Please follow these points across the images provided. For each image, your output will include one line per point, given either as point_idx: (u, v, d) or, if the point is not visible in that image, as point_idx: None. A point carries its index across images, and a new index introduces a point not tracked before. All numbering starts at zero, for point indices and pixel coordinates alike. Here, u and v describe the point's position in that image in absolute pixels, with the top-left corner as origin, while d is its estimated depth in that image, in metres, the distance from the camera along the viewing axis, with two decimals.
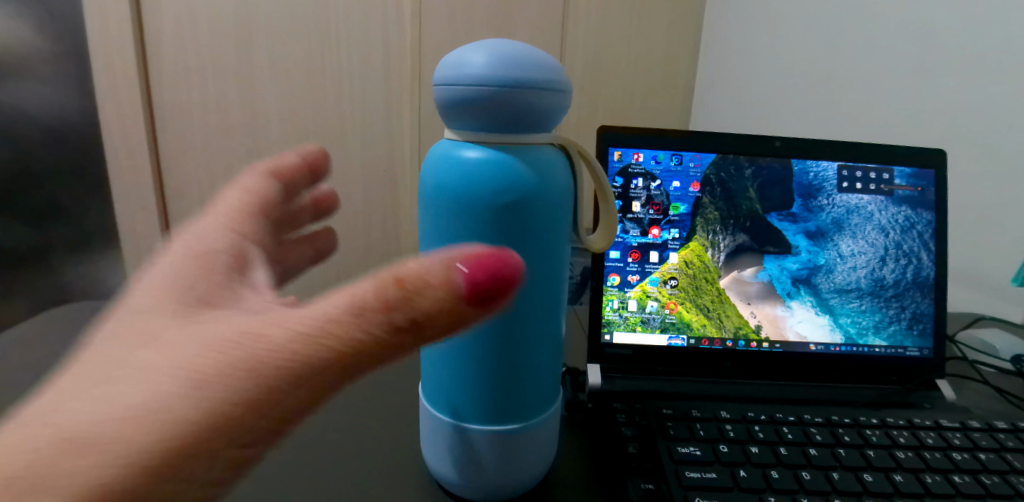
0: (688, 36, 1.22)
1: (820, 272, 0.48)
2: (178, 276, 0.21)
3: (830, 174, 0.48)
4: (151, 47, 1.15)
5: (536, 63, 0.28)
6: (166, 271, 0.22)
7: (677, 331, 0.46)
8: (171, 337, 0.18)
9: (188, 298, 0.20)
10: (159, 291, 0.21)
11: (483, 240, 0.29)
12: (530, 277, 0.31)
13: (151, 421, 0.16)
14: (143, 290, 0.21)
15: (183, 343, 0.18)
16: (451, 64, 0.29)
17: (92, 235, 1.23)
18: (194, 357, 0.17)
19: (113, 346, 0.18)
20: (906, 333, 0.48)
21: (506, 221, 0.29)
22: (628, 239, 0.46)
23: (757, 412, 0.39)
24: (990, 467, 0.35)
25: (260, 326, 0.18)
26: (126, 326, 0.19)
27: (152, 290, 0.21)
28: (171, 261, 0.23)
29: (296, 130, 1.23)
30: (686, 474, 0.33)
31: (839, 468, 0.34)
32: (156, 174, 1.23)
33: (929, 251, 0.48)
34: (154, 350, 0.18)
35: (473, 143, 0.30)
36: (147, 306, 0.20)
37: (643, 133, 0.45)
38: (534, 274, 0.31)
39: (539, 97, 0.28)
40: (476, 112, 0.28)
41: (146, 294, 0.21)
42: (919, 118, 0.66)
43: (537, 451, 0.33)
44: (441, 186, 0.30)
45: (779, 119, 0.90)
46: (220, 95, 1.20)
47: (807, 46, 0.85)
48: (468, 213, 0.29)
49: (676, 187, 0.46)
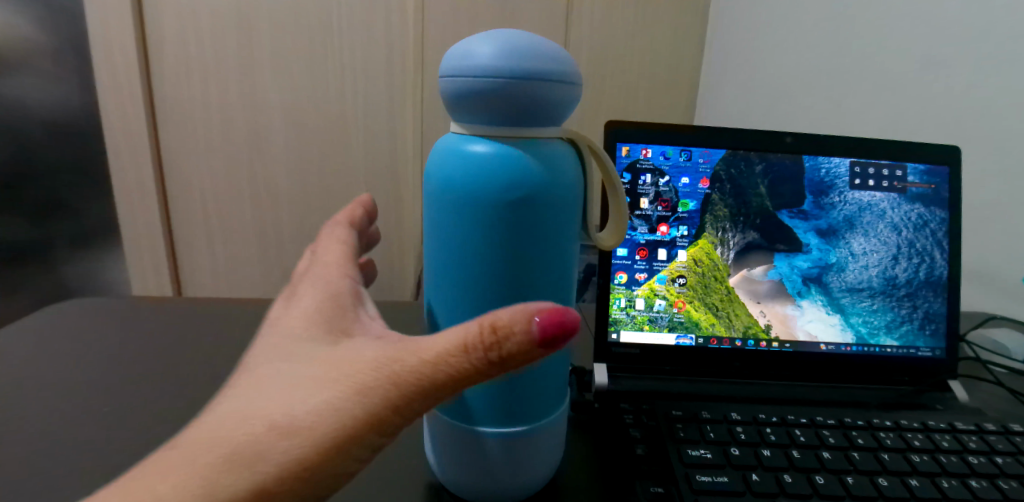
0: (693, 31, 1.21)
1: (832, 271, 0.47)
2: (318, 306, 0.28)
3: (842, 171, 0.47)
4: (152, 42, 1.14)
5: (547, 54, 0.28)
6: (306, 302, 0.28)
7: (685, 330, 0.45)
8: (323, 358, 0.24)
9: (330, 328, 0.26)
10: (305, 323, 0.27)
11: (492, 237, 0.29)
12: (538, 278, 0.30)
13: (332, 418, 0.23)
14: (292, 317, 0.27)
15: (335, 363, 0.24)
16: (458, 55, 0.28)
17: (93, 231, 1.22)
18: (344, 376, 0.23)
19: (283, 362, 0.25)
20: (917, 333, 0.47)
21: (514, 220, 0.28)
22: (636, 236, 0.45)
23: (768, 414, 0.38)
24: (1008, 471, 0.34)
25: (389, 354, 0.24)
26: (286, 347, 0.26)
27: (300, 317, 0.27)
28: (307, 294, 0.29)
29: (297, 125, 1.22)
30: (697, 478, 0.32)
31: (853, 472, 0.33)
32: (157, 170, 1.22)
33: (942, 250, 0.47)
34: (315, 367, 0.24)
35: (481, 137, 0.29)
36: (298, 332, 0.26)
37: (651, 128, 0.44)
38: (541, 274, 0.30)
39: (551, 89, 0.28)
40: (484, 104, 0.28)
41: (295, 319, 0.27)
42: (926, 115, 0.65)
43: (542, 455, 0.33)
44: (448, 180, 0.29)
45: (783, 116, 0.89)
46: (221, 90, 1.19)
47: (812, 42, 0.84)
48: (476, 208, 0.28)
49: (685, 184, 0.45)
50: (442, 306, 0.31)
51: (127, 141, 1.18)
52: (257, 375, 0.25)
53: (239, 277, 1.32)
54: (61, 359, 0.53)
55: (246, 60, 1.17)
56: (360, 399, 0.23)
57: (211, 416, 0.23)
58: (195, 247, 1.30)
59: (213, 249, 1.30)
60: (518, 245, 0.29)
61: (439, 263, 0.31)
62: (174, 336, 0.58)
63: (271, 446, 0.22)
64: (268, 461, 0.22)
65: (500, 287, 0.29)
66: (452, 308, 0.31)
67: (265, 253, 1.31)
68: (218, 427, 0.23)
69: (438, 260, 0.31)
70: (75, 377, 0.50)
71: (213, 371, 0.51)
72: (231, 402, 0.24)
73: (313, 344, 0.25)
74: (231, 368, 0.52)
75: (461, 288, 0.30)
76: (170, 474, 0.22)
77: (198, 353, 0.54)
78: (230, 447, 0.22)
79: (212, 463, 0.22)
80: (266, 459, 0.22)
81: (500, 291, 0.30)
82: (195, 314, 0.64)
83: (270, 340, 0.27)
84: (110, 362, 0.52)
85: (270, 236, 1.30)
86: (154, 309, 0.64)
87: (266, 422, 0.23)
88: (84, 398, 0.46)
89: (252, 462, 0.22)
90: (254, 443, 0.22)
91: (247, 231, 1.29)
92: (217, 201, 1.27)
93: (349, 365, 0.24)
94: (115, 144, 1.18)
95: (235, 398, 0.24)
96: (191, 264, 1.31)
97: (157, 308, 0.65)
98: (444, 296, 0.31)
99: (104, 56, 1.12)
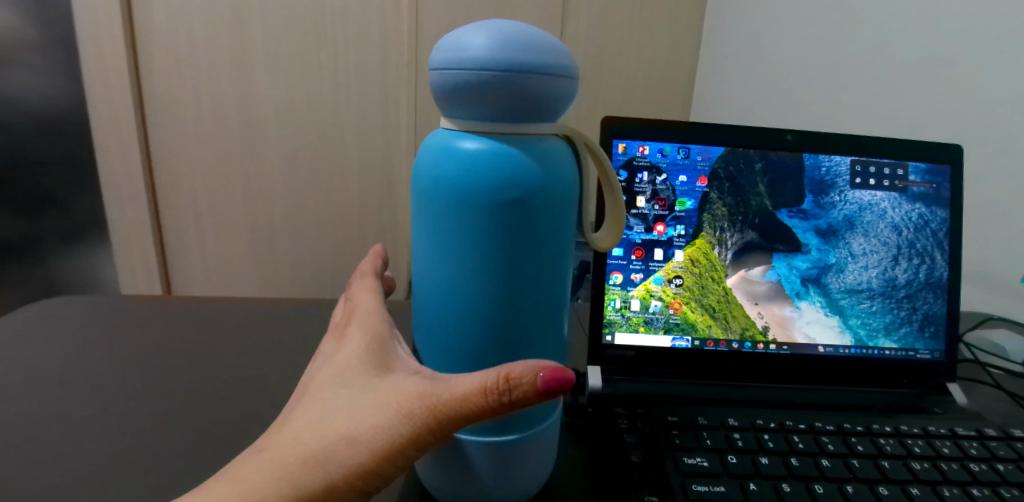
0: (691, 27, 1.20)
1: (831, 272, 0.46)
2: (366, 341, 0.31)
3: (843, 170, 0.46)
4: (141, 33, 1.12)
5: (543, 45, 0.26)
6: (356, 338, 0.32)
7: (681, 332, 0.44)
8: (376, 387, 0.29)
9: (373, 361, 0.30)
10: (351, 358, 0.31)
11: (484, 239, 0.27)
12: (533, 283, 0.29)
13: (384, 437, 0.27)
14: (345, 349, 0.31)
15: (385, 392, 0.28)
16: (450, 47, 0.26)
17: (81, 225, 1.20)
18: (393, 403, 0.28)
19: (342, 387, 0.29)
20: (917, 335, 0.46)
21: (507, 223, 0.27)
22: (632, 236, 0.44)
23: (766, 420, 0.37)
24: (1010, 479, 0.33)
25: (428, 387, 0.28)
26: (342, 375, 0.30)
27: (352, 351, 0.31)
28: (355, 329, 0.33)
29: (289, 119, 1.20)
30: (693, 488, 0.31)
31: (853, 480, 0.32)
32: (146, 164, 1.20)
33: (942, 251, 0.47)
34: (369, 393, 0.29)
35: (474, 133, 0.27)
36: (353, 362, 0.30)
37: (648, 124, 0.43)
38: (537, 280, 0.29)
39: (547, 84, 0.26)
40: (477, 99, 0.26)
41: (348, 352, 0.31)
42: (923, 116, 0.64)
43: (536, 462, 0.32)
44: (439, 178, 0.28)
45: (780, 114, 0.88)
46: (211, 82, 1.16)
47: (810, 39, 0.83)
48: (469, 208, 0.27)
49: (682, 182, 0.44)
50: (433, 308, 0.30)
51: (115, 135, 1.15)
52: (321, 397, 0.29)
53: (232, 273, 1.30)
54: (43, 359, 0.51)
55: (238, 52, 1.15)
56: (406, 422, 0.27)
57: (290, 428, 0.29)
58: (186, 242, 1.27)
59: (203, 244, 1.28)
60: (508, 246, 0.28)
61: (429, 264, 0.30)
62: (160, 335, 0.57)
63: (339, 456, 0.27)
64: (335, 468, 0.27)
65: (492, 291, 0.28)
66: (443, 311, 0.30)
67: (257, 250, 1.29)
68: (296, 437, 0.28)
69: (429, 261, 0.30)
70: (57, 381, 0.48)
71: (199, 372, 0.50)
72: (304, 417, 0.29)
73: (366, 374, 0.30)
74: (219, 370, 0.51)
75: (451, 291, 0.29)
76: (261, 472, 0.27)
77: (185, 354, 0.53)
78: (306, 454, 0.27)
79: (293, 466, 0.27)
80: (334, 466, 0.27)
81: (493, 295, 0.28)
82: (183, 313, 0.62)
83: (329, 367, 0.31)
84: (94, 363, 0.51)
85: (262, 232, 1.28)
86: (140, 310, 0.63)
87: (334, 435, 0.28)
88: (66, 401, 0.45)
89: (324, 467, 0.27)
90: (325, 451, 0.27)
91: (238, 227, 1.27)
92: (208, 196, 1.24)
93: (395, 394, 0.28)
94: (103, 138, 1.15)
95: (307, 414, 0.29)
96: (182, 261, 1.29)
97: (144, 309, 0.63)
98: (434, 297, 0.30)
99: (92, 46, 1.09)
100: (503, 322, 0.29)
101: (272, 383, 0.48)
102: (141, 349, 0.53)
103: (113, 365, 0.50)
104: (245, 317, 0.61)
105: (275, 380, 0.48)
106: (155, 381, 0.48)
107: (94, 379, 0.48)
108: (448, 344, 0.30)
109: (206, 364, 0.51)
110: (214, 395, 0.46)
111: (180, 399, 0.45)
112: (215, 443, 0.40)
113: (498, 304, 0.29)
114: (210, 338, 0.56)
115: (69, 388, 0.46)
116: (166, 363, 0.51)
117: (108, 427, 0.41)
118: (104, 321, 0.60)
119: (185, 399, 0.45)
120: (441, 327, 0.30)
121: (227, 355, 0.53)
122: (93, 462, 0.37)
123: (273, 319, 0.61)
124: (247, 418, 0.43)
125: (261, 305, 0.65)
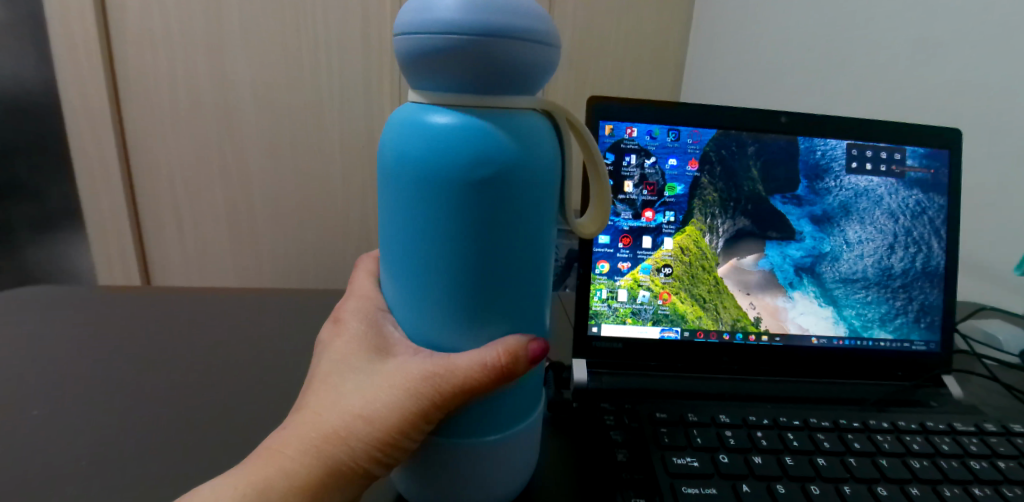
0: (681, 11, 1.17)
1: (825, 260, 0.44)
2: (362, 321, 0.30)
3: (839, 153, 0.44)
4: (113, 11, 1.06)
5: (519, 7, 0.23)
6: (352, 319, 0.30)
7: (670, 323, 0.42)
8: (378, 368, 0.27)
9: (369, 342, 0.29)
10: (351, 341, 0.29)
11: (479, 215, 0.25)
12: (531, 258, 0.27)
13: (392, 415, 0.26)
14: (343, 332, 0.30)
15: (386, 372, 0.27)
16: (416, 8, 0.24)
17: (53, 213, 1.14)
18: (395, 383, 0.26)
19: (348, 369, 0.28)
20: (912, 326, 0.45)
21: (500, 198, 0.25)
22: (619, 223, 0.41)
23: (759, 416, 0.35)
24: (1012, 477, 0.32)
25: (431, 365, 0.26)
26: (346, 359, 0.28)
27: (350, 332, 0.29)
28: (350, 311, 0.31)
29: (269, 105, 1.16)
30: (683, 490, 0.29)
31: (850, 481, 0.31)
32: (121, 150, 1.15)
33: (939, 239, 0.45)
34: (373, 374, 0.27)
35: (442, 106, 0.25)
36: (353, 343, 0.29)
37: (637, 105, 0.41)
38: (535, 252, 0.27)
39: (526, 51, 0.24)
40: (446, 65, 0.24)
41: (347, 333, 0.30)
42: (914, 102, 0.63)
43: (530, 437, 0.30)
44: (414, 156, 0.25)
45: (771, 101, 0.86)
46: (187, 64, 1.11)
47: (801, 21, 0.80)
48: (461, 182, 0.24)
49: (672, 165, 0.42)
50: (407, 302, 0.28)
51: (87, 119, 1.10)
52: (329, 381, 0.28)
53: (212, 263, 1.27)
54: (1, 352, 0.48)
55: (214, 33, 1.10)
56: (411, 401, 0.26)
57: (305, 410, 0.27)
58: (164, 231, 1.23)
59: (182, 233, 1.24)
60: (500, 220, 0.25)
61: (403, 253, 0.27)
62: (129, 326, 0.54)
63: (355, 433, 0.26)
64: (354, 446, 0.26)
65: (478, 279, 0.26)
66: (417, 304, 0.27)
67: (238, 239, 1.25)
68: (313, 416, 0.27)
69: (401, 249, 0.27)
70: (12, 375, 0.45)
71: (166, 365, 0.47)
72: (317, 400, 0.27)
73: (366, 356, 0.28)
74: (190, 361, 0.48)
75: (429, 283, 0.26)
76: (287, 448, 0.26)
77: (154, 344, 0.50)
78: (326, 431, 0.26)
79: (314, 444, 0.26)
80: (352, 444, 0.26)
81: (478, 284, 0.26)
82: (152, 304, 0.59)
83: (332, 352, 0.29)
84: (52, 357, 0.48)
85: (243, 221, 1.24)
86: (106, 301, 0.59)
87: (346, 414, 0.26)
88: (20, 397, 0.41)
89: (344, 444, 0.26)
90: (341, 429, 0.26)
91: (218, 216, 1.23)
92: (187, 184, 1.20)
93: (397, 373, 0.27)
94: (74, 123, 1.10)
95: (319, 396, 0.28)
96: (160, 250, 1.25)
97: (110, 299, 0.60)
98: (409, 289, 0.27)
99: (60, 25, 1.04)
100: (489, 309, 0.27)
101: (242, 375, 0.45)
102: (108, 342, 0.50)
103: (76, 359, 0.47)
104: (218, 306, 0.59)
105: (245, 373, 0.46)
106: (118, 374, 0.45)
107: (50, 374, 0.45)
108: (426, 337, 0.28)
109: (174, 356, 0.48)
110: (179, 387, 0.43)
111: (143, 393, 0.42)
112: (179, 438, 0.37)
113: (484, 290, 0.26)
114: (180, 329, 0.53)
115: (25, 384, 0.43)
116: (131, 356, 0.48)
117: (65, 424, 0.38)
118: (68, 313, 0.56)
119: (147, 393, 0.42)
120: (416, 321, 0.28)
121: (195, 346, 0.50)
122: (42, 464, 0.34)
123: (246, 309, 0.58)
124: (214, 412, 0.40)
125: (235, 294, 0.62)
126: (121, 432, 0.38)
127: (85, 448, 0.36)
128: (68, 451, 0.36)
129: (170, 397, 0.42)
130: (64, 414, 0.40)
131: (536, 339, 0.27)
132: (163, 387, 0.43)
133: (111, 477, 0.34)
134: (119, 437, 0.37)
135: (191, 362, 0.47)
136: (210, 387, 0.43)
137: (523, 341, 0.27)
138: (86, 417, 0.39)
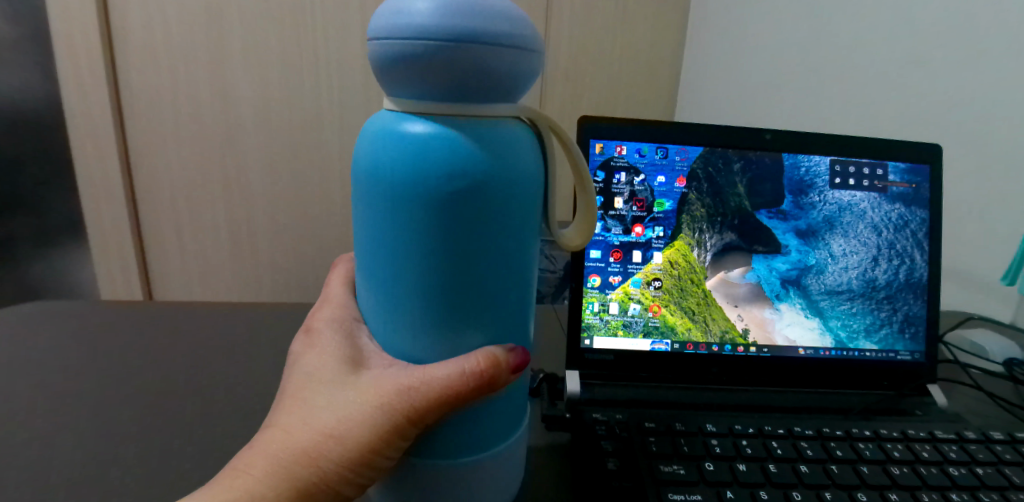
0: (674, 25, 1.19)
1: (811, 273, 0.45)
2: (337, 332, 0.31)
3: (823, 170, 0.45)
4: (119, 30, 1.08)
5: (490, 9, 0.25)
6: (326, 331, 0.31)
7: (660, 336, 0.44)
8: (352, 383, 0.28)
9: (343, 357, 0.29)
10: (325, 357, 0.30)
11: (452, 231, 0.26)
12: (504, 272, 0.28)
13: (366, 435, 0.27)
14: (317, 344, 0.31)
15: (360, 386, 0.28)
16: (390, 14, 0.25)
17: (57, 228, 1.16)
18: (368, 399, 0.27)
19: (321, 383, 0.29)
20: (897, 336, 0.46)
21: (470, 215, 0.26)
22: (609, 238, 0.43)
23: (744, 425, 0.37)
24: (989, 483, 0.33)
25: (407, 379, 0.27)
26: (320, 373, 0.29)
27: (323, 346, 0.30)
28: (324, 323, 0.32)
29: (271, 120, 1.18)
30: (668, 496, 0.31)
31: (832, 487, 0.32)
32: (125, 165, 1.16)
33: (922, 251, 0.46)
34: (346, 389, 0.28)
35: (419, 116, 0.26)
36: (326, 358, 0.30)
37: (626, 124, 0.42)
38: (507, 268, 0.28)
39: (501, 55, 0.25)
40: (422, 72, 0.25)
41: (320, 348, 0.30)
42: (900, 117, 0.64)
43: (512, 450, 0.31)
44: (386, 169, 0.26)
45: (763, 114, 0.88)
46: (191, 81, 1.13)
47: (792, 35, 0.82)
48: (433, 199, 0.26)
49: (661, 182, 0.43)
50: (384, 312, 0.29)
51: (92, 135, 1.12)
52: (300, 397, 0.29)
53: (214, 275, 1.28)
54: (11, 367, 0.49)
55: (217, 51, 1.12)
56: (385, 417, 0.27)
57: (275, 427, 0.28)
58: (166, 244, 1.24)
59: (183, 246, 1.25)
60: (471, 236, 0.26)
61: (380, 265, 0.28)
62: (134, 341, 0.55)
63: (326, 454, 0.27)
64: (325, 466, 0.26)
65: (452, 295, 0.27)
66: (395, 314, 0.29)
67: (238, 251, 1.27)
68: (283, 435, 0.27)
69: (379, 261, 0.28)
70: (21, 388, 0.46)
71: (170, 378, 0.48)
72: (287, 418, 0.28)
73: (340, 370, 0.29)
74: (193, 374, 0.49)
75: (405, 295, 0.28)
76: (253, 470, 0.26)
77: (158, 359, 0.51)
78: (296, 451, 0.27)
79: (281, 465, 0.26)
80: (323, 465, 0.26)
81: (452, 299, 0.27)
82: (159, 318, 0.60)
83: (304, 366, 0.30)
84: (59, 373, 0.49)
85: (244, 234, 1.26)
86: (111, 317, 0.60)
87: (317, 433, 0.27)
88: (29, 412, 0.43)
89: (315, 465, 0.26)
90: (313, 450, 0.27)
91: (219, 229, 1.25)
92: (188, 198, 1.21)
93: (373, 388, 0.28)
94: (79, 140, 1.11)
95: (291, 413, 0.28)
96: (161, 263, 1.26)
97: (113, 315, 0.61)
98: (385, 299, 0.29)
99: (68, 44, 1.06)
100: (464, 321, 0.28)
101: (245, 388, 0.47)
102: (113, 357, 0.51)
103: (81, 374, 0.48)
104: (220, 320, 0.60)
105: (247, 387, 0.47)
106: (124, 388, 0.46)
107: (58, 389, 0.46)
108: (402, 349, 0.29)
109: (179, 370, 0.49)
110: (184, 401, 0.44)
111: (149, 407, 0.43)
112: (184, 450, 0.38)
113: (458, 303, 0.28)
114: (185, 343, 0.54)
115: (32, 400, 0.44)
116: (137, 371, 0.49)
117: (72, 439, 0.40)
118: (74, 329, 0.57)
119: (154, 406, 0.44)
120: (396, 333, 0.29)
121: (200, 359, 0.51)
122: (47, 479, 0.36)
123: (248, 322, 0.60)
124: (217, 425, 0.41)
125: (236, 308, 0.63)
126: (127, 446, 0.39)
127: (92, 462, 0.37)
128: (75, 464, 0.37)
129: (174, 411, 0.43)
130: (71, 428, 0.41)
131: (515, 348, 0.29)
132: (167, 401, 0.44)
133: (116, 490, 0.35)
134: (125, 451, 0.38)
135: (197, 376, 0.48)
136: (214, 400, 0.45)
137: (505, 351, 0.29)
138: (94, 431, 0.40)
